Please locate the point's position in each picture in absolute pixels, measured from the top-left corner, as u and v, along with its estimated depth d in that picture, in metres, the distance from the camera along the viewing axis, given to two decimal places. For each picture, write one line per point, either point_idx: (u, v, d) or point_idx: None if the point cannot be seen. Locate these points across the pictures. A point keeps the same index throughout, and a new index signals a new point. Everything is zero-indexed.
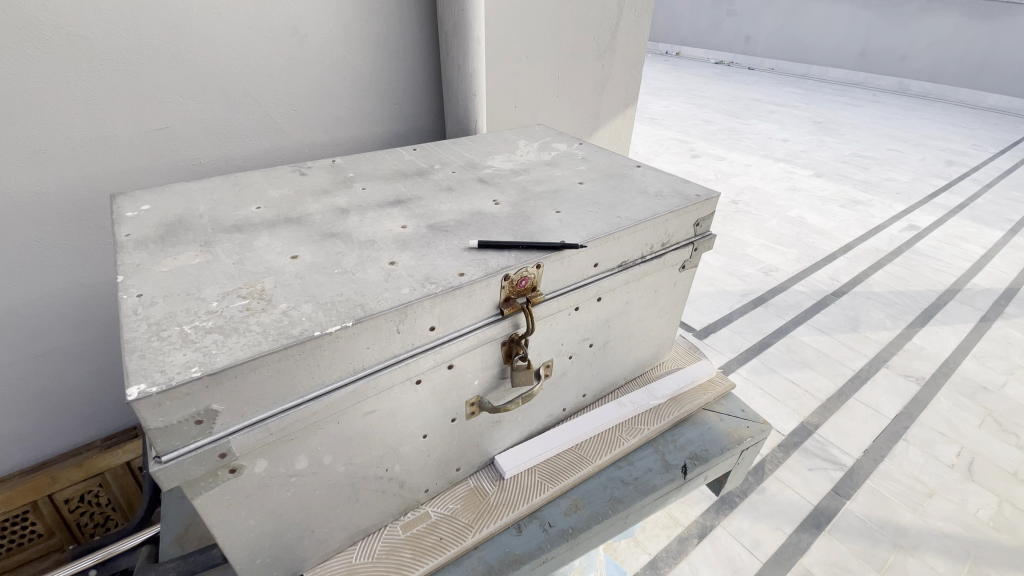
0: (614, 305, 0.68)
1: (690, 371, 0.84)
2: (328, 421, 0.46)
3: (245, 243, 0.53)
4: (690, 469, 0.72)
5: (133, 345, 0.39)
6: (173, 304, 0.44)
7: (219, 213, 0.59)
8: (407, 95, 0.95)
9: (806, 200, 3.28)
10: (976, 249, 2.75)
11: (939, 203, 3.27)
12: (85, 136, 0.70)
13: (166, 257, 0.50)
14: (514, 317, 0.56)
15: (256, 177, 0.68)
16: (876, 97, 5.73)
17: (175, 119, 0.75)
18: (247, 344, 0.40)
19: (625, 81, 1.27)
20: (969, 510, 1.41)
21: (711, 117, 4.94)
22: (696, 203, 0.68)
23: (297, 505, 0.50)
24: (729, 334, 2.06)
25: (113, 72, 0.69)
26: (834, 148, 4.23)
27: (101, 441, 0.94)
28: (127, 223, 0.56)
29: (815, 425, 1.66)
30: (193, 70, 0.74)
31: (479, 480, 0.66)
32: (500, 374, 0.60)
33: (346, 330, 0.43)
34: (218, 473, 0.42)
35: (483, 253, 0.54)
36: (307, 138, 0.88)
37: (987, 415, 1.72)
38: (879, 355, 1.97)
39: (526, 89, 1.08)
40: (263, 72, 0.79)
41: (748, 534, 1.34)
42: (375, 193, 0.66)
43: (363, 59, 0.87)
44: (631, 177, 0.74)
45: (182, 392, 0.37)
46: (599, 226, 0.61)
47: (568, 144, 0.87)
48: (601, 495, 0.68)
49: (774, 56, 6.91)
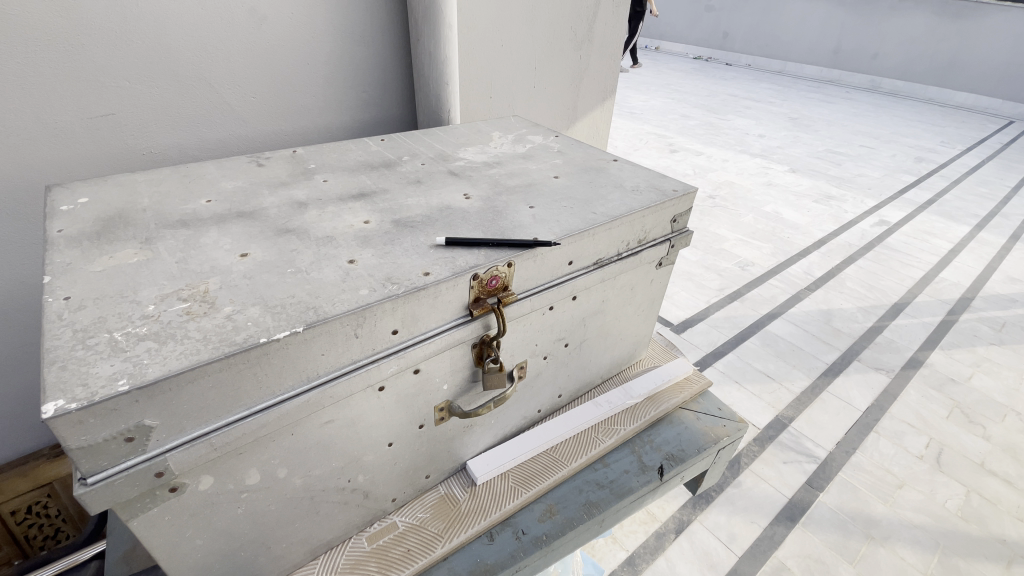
0: (589, 305, 0.66)
1: (667, 369, 0.83)
2: (281, 433, 0.43)
3: (191, 239, 0.49)
4: (667, 470, 0.71)
5: (53, 356, 0.35)
6: (104, 308, 0.40)
7: (164, 207, 0.54)
8: (376, 82, 0.91)
9: (783, 195, 3.33)
10: (943, 245, 2.83)
11: (909, 199, 3.35)
12: (21, 123, 0.65)
13: (101, 255, 0.46)
14: (484, 318, 0.53)
15: (208, 169, 0.63)
16: (849, 94, 5.84)
17: (122, 105, 0.70)
18: (184, 353, 0.36)
19: (603, 73, 1.25)
20: (937, 501, 1.44)
21: (689, 112, 4.97)
22: (674, 199, 0.66)
23: (250, 522, 0.46)
24: (706, 329, 2.07)
25: (49, 53, 0.63)
26: (808, 144, 4.30)
27: (48, 449, 0.88)
28: (59, 217, 0.51)
29: (790, 418, 1.68)
30: (139, 53, 0.68)
31: (450, 486, 0.64)
32: (471, 377, 0.57)
33: (296, 336, 0.39)
34: (156, 492, 0.38)
35: (450, 251, 0.51)
36: (270, 126, 0.83)
37: (954, 407, 1.77)
38: (851, 348, 2.01)
39: (502, 79, 1.04)
40: (219, 55, 0.74)
41: (725, 528, 1.35)
42: (338, 186, 0.62)
43: (328, 43, 0.83)
44: (607, 172, 0.72)
45: (107, 408, 0.33)
46: (574, 222, 0.58)
47: (543, 137, 0.84)
48: (576, 499, 0.66)
49: (751, 52, 6.99)
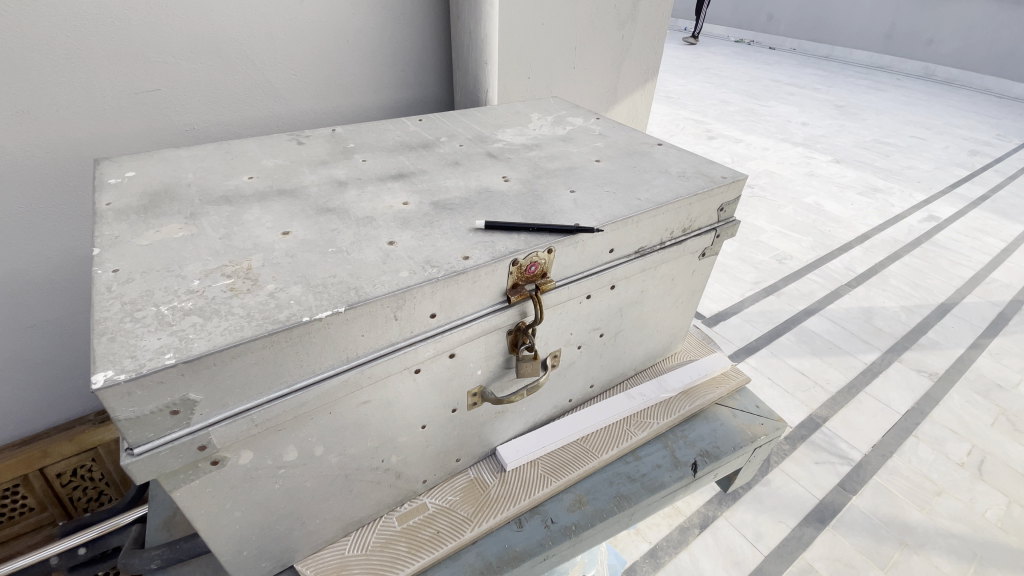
0: (627, 294, 0.64)
1: (703, 363, 0.80)
2: (320, 412, 0.43)
3: (234, 215, 0.49)
4: (700, 467, 0.69)
5: (103, 327, 0.36)
6: (151, 281, 0.40)
7: (208, 182, 0.54)
8: (414, 61, 0.90)
9: (825, 187, 3.19)
10: (997, 243, 2.67)
11: (961, 194, 3.17)
12: (72, 97, 0.66)
13: (147, 229, 0.46)
14: (522, 305, 0.52)
15: (249, 146, 0.64)
16: (900, 82, 5.54)
17: (166, 82, 0.71)
18: (228, 329, 0.36)
19: (646, 54, 1.20)
20: (977, 510, 1.38)
21: (729, 97, 4.80)
22: (722, 186, 0.63)
23: (287, 497, 0.47)
24: (739, 323, 2.02)
25: (99, 28, 0.64)
26: (854, 133, 4.10)
27: (94, 415, 0.93)
28: (108, 191, 0.52)
29: (824, 418, 1.63)
30: (184, 29, 0.69)
31: (479, 470, 0.63)
32: (505, 363, 0.57)
33: (337, 316, 0.39)
34: (198, 465, 0.39)
35: (490, 234, 0.50)
36: (310, 105, 0.83)
37: (1000, 414, 1.68)
38: (892, 348, 1.93)
39: (541, 60, 1.02)
40: (262, 33, 0.74)
41: (751, 526, 1.32)
42: (377, 165, 0.61)
43: (369, 21, 0.82)
44: (651, 156, 0.69)
45: (155, 380, 0.33)
46: (616, 208, 0.56)
47: (584, 119, 0.81)
48: (606, 491, 0.65)
49: (797, 36, 6.68)
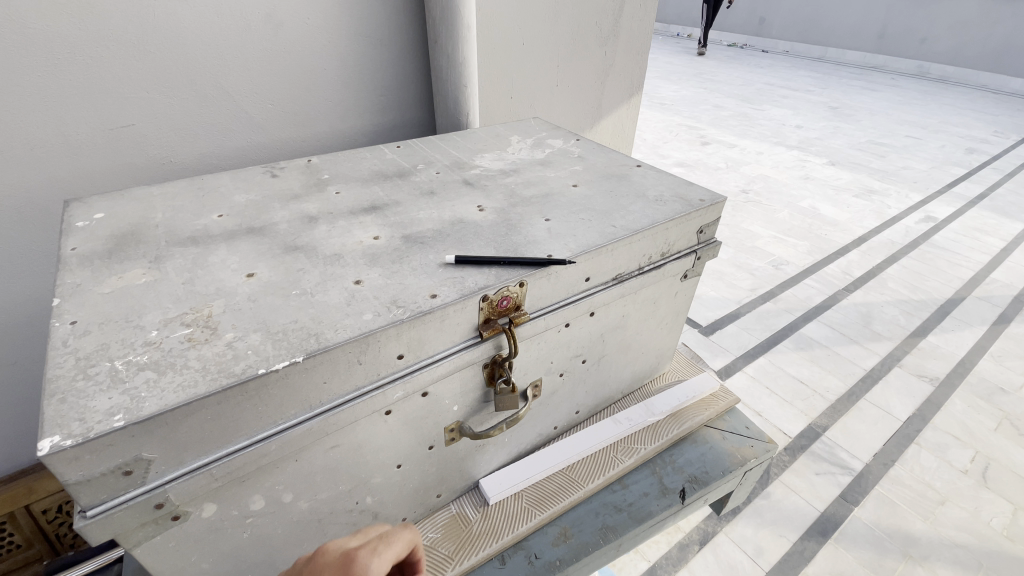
0: (608, 320, 0.63)
1: (691, 385, 0.79)
2: (285, 460, 0.42)
3: (199, 257, 0.48)
4: (689, 494, 0.68)
5: (54, 387, 0.35)
6: (108, 334, 0.39)
7: (176, 222, 0.54)
8: (394, 85, 0.90)
9: (821, 190, 3.18)
10: (995, 243, 2.65)
11: (958, 194, 3.16)
12: (45, 136, 0.66)
13: (109, 276, 0.46)
14: (495, 339, 0.51)
15: (223, 180, 0.63)
16: (894, 81, 5.55)
17: (141, 116, 0.70)
18: (182, 385, 0.35)
19: (629, 69, 1.20)
20: (981, 518, 1.36)
21: (722, 102, 4.81)
22: (700, 209, 0.62)
23: (256, 546, 0.46)
24: (737, 331, 2.00)
25: (70, 67, 0.64)
26: (849, 135, 4.10)
27: None
28: (74, 235, 0.51)
29: (824, 427, 1.61)
30: (157, 64, 0.69)
31: (462, 505, 0.62)
32: (483, 397, 0.56)
33: (295, 366, 0.38)
34: (159, 522, 0.38)
35: (460, 269, 0.49)
36: (289, 134, 0.83)
37: (1003, 418, 1.66)
38: (891, 353, 1.91)
39: (523, 80, 1.02)
40: (236, 65, 0.74)
41: (752, 541, 1.30)
42: (350, 198, 0.61)
43: (346, 49, 0.82)
44: (630, 179, 0.68)
45: (103, 443, 0.32)
46: (591, 236, 0.56)
47: (564, 140, 0.81)
48: (592, 522, 0.64)
49: (789, 38, 6.71)
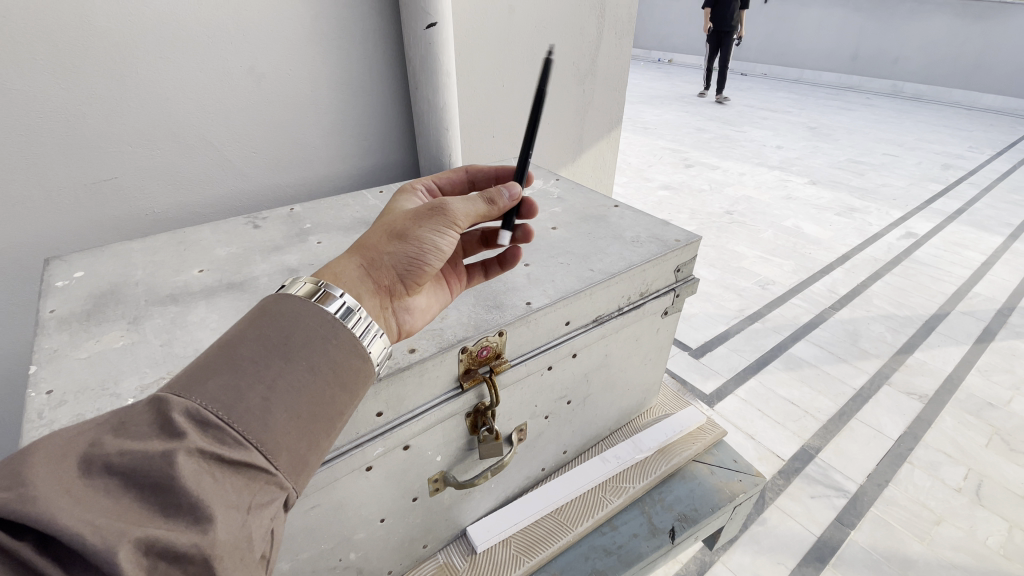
0: (591, 361, 0.64)
1: (678, 419, 0.79)
2: None
3: (177, 317, 0.48)
4: (678, 533, 0.67)
5: None
6: (82, 404, 0.39)
7: (156, 280, 0.54)
8: (377, 130, 0.92)
9: (804, 209, 3.24)
10: (976, 257, 2.71)
11: (936, 209, 3.23)
12: (26, 194, 0.66)
13: (86, 340, 0.46)
14: (476, 389, 0.51)
15: (203, 233, 0.64)
16: (869, 100, 5.72)
17: (122, 169, 0.71)
18: None
19: (609, 103, 1.23)
20: (978, 538, 1.35)
21: (704, 124, 4.93)
22: (676, 250, 0.63)
23: None
24: (727, 353, 2.01)
25: (51, 124, 0.65)
26: (829, 154, 4.21)
27: None
28: (53, 295, 0.51)
29: (817, 449, 1.61)
30: (139, 117, 0.70)
31: (449, 554, 0.61)
32: (467, 445, 0.56)
33: None
34: None
35: (439, 319, 0.50)
36: (272, 180, 0.84)
37: (993, 433, 1.67)
38: (880, 371, 1.92)
39: (504, 119, 1.04)
40: (218, 115, 0.75)
41: (749, 570, 1.27)
42: (332, 247, 0.62)
43: (329, 97, 0.84)
44: (608, 220, 0.70)
45: None
46: (570, 281, 0.57)
47: (544, 180, 0.83)
48: (581, 568, 0.63)
49: (766, 62, 6.94)
